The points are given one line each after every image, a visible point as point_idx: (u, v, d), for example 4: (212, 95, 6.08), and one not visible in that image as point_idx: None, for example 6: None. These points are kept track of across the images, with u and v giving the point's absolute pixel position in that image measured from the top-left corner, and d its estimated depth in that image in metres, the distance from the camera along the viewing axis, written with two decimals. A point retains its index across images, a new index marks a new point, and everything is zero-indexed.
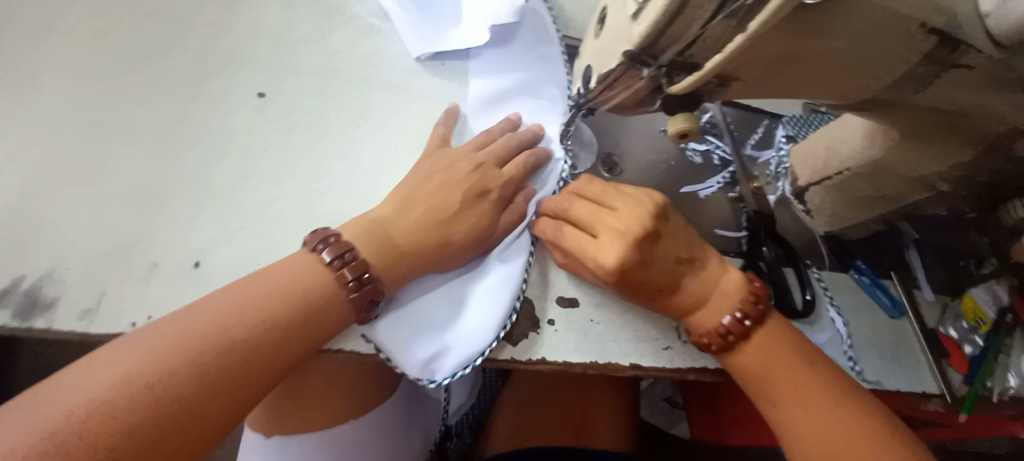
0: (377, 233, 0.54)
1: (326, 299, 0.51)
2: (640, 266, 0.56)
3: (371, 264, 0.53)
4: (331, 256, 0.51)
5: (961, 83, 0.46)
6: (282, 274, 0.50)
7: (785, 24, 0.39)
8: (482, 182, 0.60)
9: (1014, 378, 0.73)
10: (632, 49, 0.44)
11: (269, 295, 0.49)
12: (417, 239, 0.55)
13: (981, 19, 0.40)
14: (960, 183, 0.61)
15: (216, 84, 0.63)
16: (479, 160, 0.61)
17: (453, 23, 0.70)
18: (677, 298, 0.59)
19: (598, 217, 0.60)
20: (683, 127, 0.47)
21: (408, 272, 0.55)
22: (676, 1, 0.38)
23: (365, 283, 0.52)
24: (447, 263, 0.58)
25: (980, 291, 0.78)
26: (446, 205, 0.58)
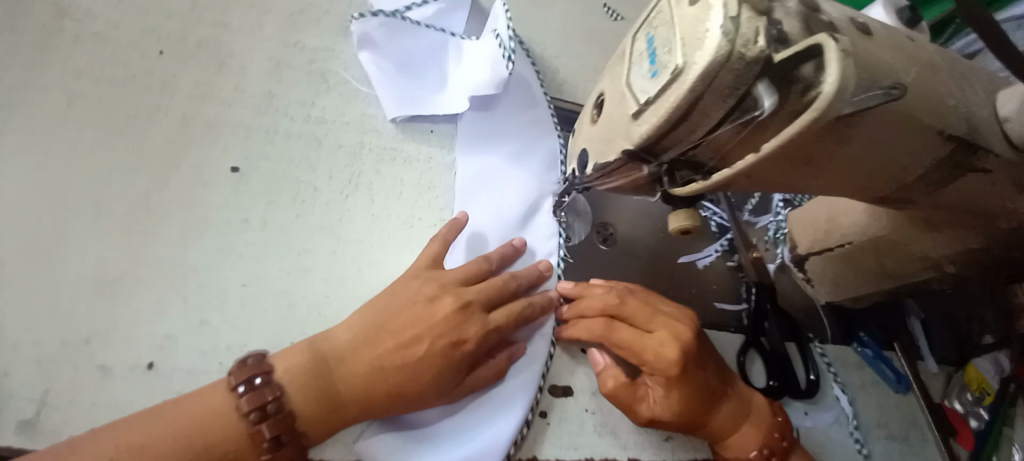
0: (317, 368, 0.47)
1: (238, 449, 0.43)
2: (691, 389, 0.54)
3: (303, 415, 0.46)
4: (249, 408, 0.44)
5: (977, 184, 0.44)
6: (185, 416, 0.43)
7: (827, 134, 0.36)
8: (456, 331, 0.51)
9: (1019, 452, 0.67)
10: (632, 147, 0.40)
11: (166, 445, 0.41)
12: (370, 390, 0.48)
13: (999, 123, 0.42)
14: (969, 265, 0.58)
15: (196, 152, 0.57)
16: (463, 298, 0.53)
17: (439, 87, 0.68)
18: (721, 416, 0.56)
19: (637, 327, 0.56)
20: (686, 225, 0.44)
21: (347, 422, 0.48)
22: (682, 108, 0.35)
23: (287, 442, 0.44)
24: (408, 410, 0.50)
25: (984, 361, 0.73)
26: (406, 354, 0.49)
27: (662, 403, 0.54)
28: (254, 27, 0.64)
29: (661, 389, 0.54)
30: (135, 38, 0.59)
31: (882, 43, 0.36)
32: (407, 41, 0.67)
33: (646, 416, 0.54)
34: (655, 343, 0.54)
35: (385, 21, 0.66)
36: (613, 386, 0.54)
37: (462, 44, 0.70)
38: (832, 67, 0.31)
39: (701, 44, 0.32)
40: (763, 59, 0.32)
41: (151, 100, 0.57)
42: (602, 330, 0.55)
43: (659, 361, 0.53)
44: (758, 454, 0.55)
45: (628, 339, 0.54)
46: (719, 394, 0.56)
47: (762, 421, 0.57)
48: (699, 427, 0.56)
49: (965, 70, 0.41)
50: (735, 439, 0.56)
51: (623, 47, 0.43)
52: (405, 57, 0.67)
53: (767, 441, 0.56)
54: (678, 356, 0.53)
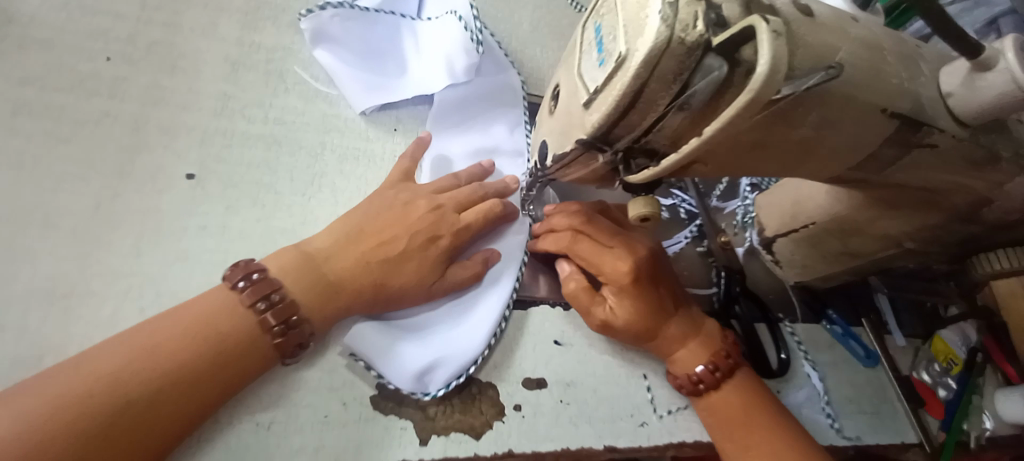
0: (309, 265, 0.50)
1: (249, 338, 0.46)
2: (645, 301, 0.57)
3: (302, 303, 0.48)
4: (253, 299, 0.46)
5: (926, 160, 0.45)
6: (195, 312, 0.45)
7: (760, 124, 0.37)
8: (435, 227, 0.56)
9: (989, 420, 0.74)
10: (586, 137, 0.40)
11: (181, 337, 0.44)
12: (357, 282, 0.51)
13: (943, 99, 0.42)
14: (928, 241, 0.60)
15: (150, 158, 0.55)
16: (437, 202, 0.57)
17: (401, 71, 0.68)
18: (674, 329, 0.58)
19: (600, 243, 0.59)
20: (645, 212, 0.44)
21: (340, 313, 0.51)
22: (629, 96, 0.35)
23: (294, 326, 0.47)
24: (392, 304, 0.53)
25: (949, 332, 0.77)
26: (390, 249, 0.53)
27: (617, 309, 0.57)
28: (208, 27, 0.63)
29: (618, 294, 0.57)
30: (81, 41, 0.57)
31: (826, 25, 0.37)
32: (362, 27, 0.66)
33: (600, 319, 0.57)
34: (614, 256, 0.58)
35: (335, 12, 0.64)
36: (574, 288, 0.58)
37: (418, 25, 0.70)
38: (765, 47, 0.30)
39: (642, 31, 0.33)
40: (703, 44, 0.32)
41: (100, 105, 0.56)
42: (568, 243, 0.60)
43: (615, 272, 0.58)
44: (702, 370, 0.56)
45: (589, 249, 0.59)
46: (675, 309, 0.59)
47: (713, 339, 0.59)
48: (652, 341, 0.58)
49: (911, 49, 0.42)
50: (682, 355, 0.58)
51: (575, 37, 0.43)
52: (365, 45, 0.67)
53: (711, 357, 0.57)
54: (632, 267, 0.57)
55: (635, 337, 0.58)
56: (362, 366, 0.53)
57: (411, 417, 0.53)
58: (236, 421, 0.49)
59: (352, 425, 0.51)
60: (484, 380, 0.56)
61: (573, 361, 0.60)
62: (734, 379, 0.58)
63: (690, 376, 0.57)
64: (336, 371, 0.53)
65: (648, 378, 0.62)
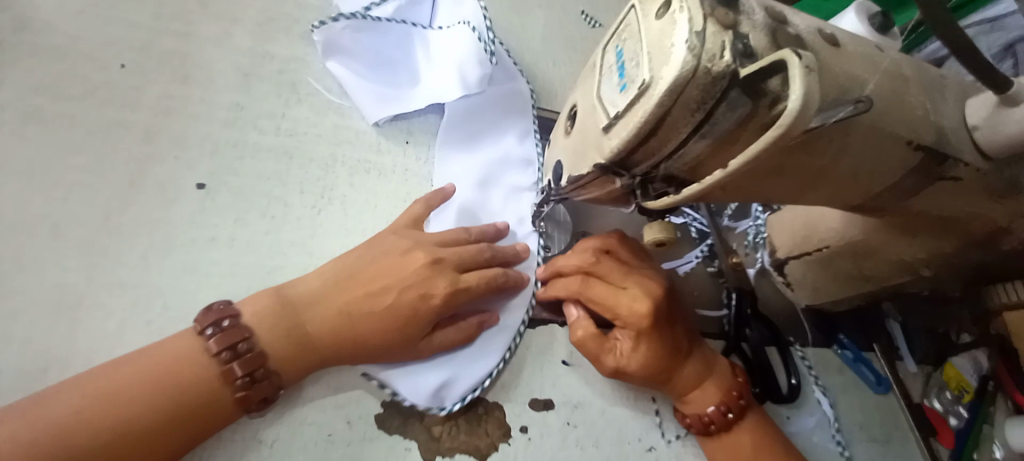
0: (286, 312, 0.49)
1: (210, 388, 0.45)
2: (659, 341, 0.55)
3: (272, 354, 0.47)
4: (219, 347, 0.45)
5: (949, 191, 0.44)
6: (157, 359, 0.44)
7: (782, 152, 0.36)
8: (427, 284, 0.52)
9: (1000, 450, 0.68)
10: (604, 162, 0.40)
11: (138, 385, 0.43)
12: (336, 335, 0.49)
13: (968, 131, 0.42)
14: (943, 268, 0.59)
15: (161, 169, 0.55)
16: (437, 254, 0.54)
17: (413, 80, 0.68)
18: (686, 371, 0.56)
19: (613, 282, 0.57)
20: (660, 237, 0.44)
21: (318, 364, 0.49)
22: (651, 123, 0.34)
23: (260, 379, 0.46)
24: (372, 357, 0.51)
25: (962, 359, 0.75)
26: (376, 303, 0.50)
27: (629, 356, 0.55)
28: (223, 37, 0.62)
29: (630, 340, 0.55)
30: (96, 51, 0.57)
31: (851, 55, 0.36)
32: (373, 38, 0.66)
33: (613, 366, 0.55)
34: (629, 299, 0.55)
35: (346, 24, 0.64)
36: (582, 335, 0.56)
37: (428, 33, 0.69)
38: (797, 82, 0.29)
39: (667, 59, 0.32)
40: (729, 73, 0.32)
41: (112, 114, 0.55)
42: (579, 286, 0.57)
43: (630, 315, 0.55)
44: (714, 411, 0.55)
45: (602, 292, 0.56)
46: (688, 351, 0.57)
47: (725, 379, 0.57)
48: (665, 383, 0.57)
49: (935, 79, 0.42)
50: (695, 395, 0.57)
51: (594, 59, 0.42)
52: (375, 55, 0.66)
53: (725, 398, 0.56)
54: (648, 309, 0.54)
55: (649, 380, 0.56)
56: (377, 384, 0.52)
57: (417, 438, 0.52)
58: (241, 438, 0.48)
59: (357, 444, 0.50)
60: (490, 400, 0.55)
61: (582, 381, 0.59)
62: (745, 421, 0.56)
63: (702, 417, 0.56)
64: (342, 387, 0.52)
65: (656, 402, 0.61)
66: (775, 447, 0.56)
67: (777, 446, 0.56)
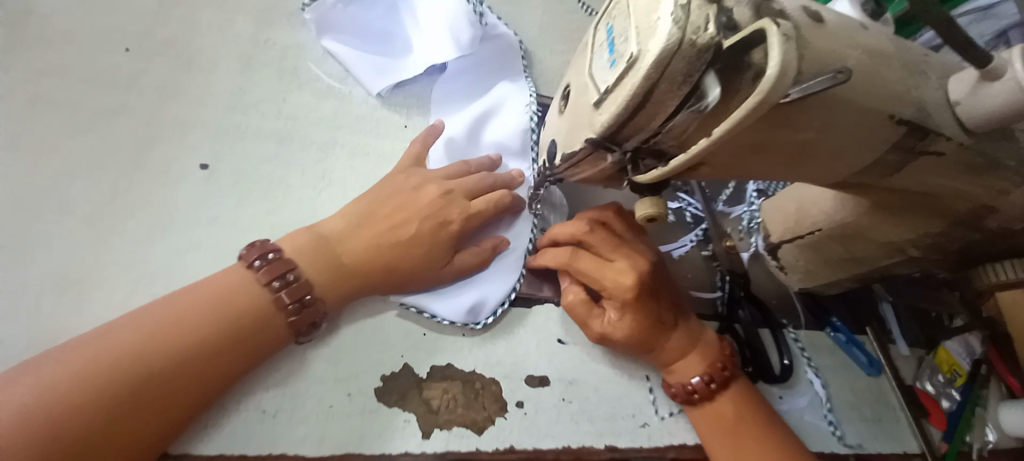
0: (321, 246, 0.51)
1: (265, 315, 0.47)
2: (643, 312, 0.57)
3: (315, 282, 0.49)
4: (269, 278, 0.47)
5: (932, 168, 0.45)
6: (212, 290, 0.46)
7: (766, 121, 0.37)
8: (442, 214, 0.56)
9: (993, 432, 0.74)
10: (595, 137, 0.41)
11: (198, 313, 0.45)
12: (369, 262, 0.52)
13: (950, 107, 0.43)
14: (932, 248, 0.60)
15: (164, 149, 0.56)
16: (446, 187, 0.57)
17: (406, 49, 0.70)
18: (669, 343, 0.58)
19: (603, 256, 0.58)
20: (651, 213, 0.45)
21: (355, 292, 0.52)
22: (639, 96, 0.35)
23: (309, 304, 0.48)
24: (406, 285, 0.55)
25: (955, 342, 0.77)
26: (400, 233, 0.53)
27: (616, 323, 0.56)
28: (224, 23, 0.64)
29: (616, 309, 0.57)
30: (100, 34, 0.59)
31: (833, 31, 0.37)
32: (361, 11, 0.68)
33: (599, 332, 0.57)
34: (615, 271, 0.57)
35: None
36: (573, 300, 0.58)
37: (414, 1, 0.70)
38: (775, 50, 0.30)
39: (653, 32, 0.33)
40: (713, 46, 0.33)
41: (116, 96, 0.57)
42: (568, 257, 0.58)
43: (616, 287, 0.56)
44: (698, 381, 0.57)
45: (589, 264, 0.57)
46: (673, 321, 0.59)
47: (710, 349, 0.59)
48: (650, 352, 0.58)
49: (918, 56, 0.43)
50: (679, 365, 0.59)
51: (586, 38, 0.44)
52: (366, 27, 0.68)
53: (709, 369, 0.57)
54: (634, 283, 0.56)
55: (634, 347, 0.58)
56: (413, 312, 0.57)
57: (415, 411, 0.53)
58: (243, 409, 0.49)
59: (356, 416, 0.52)
60: (486, 375, 0.57)
61: (576, 359, 0.60)
62: (729, 390, 0.58)
63: (685, 386, 0.57)
64: (342, 361, 0.53)
65: (650, 380, 0.62)
66: (754, 418, 0.57)
67: (757, 419, 0.57)
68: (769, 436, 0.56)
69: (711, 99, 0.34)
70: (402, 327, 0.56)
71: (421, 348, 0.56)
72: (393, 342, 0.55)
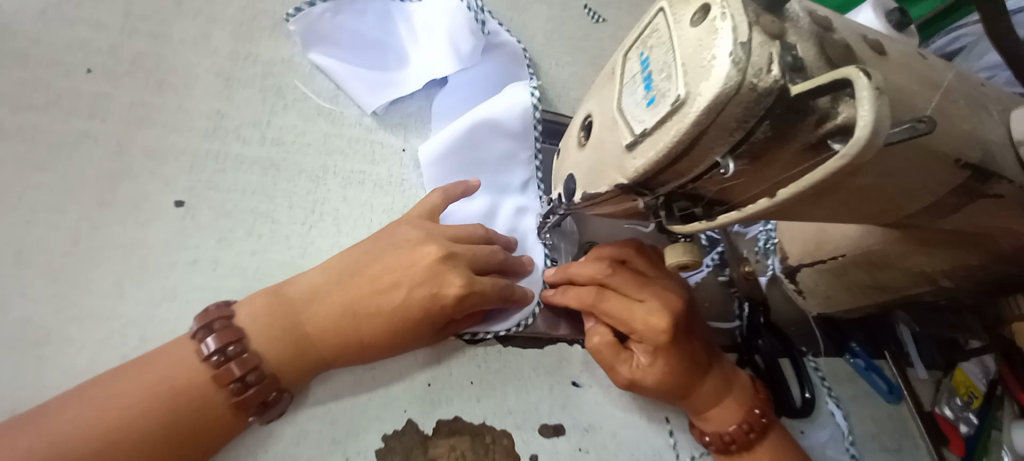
0: (287, 315, 0.46)
1: (205, 392, 0.42)
2: (677, 355, 0.52)
3: (267, 356, 0.44)
4: (212, 350, 0.43)
5: (988, 209, 0.41)
6: (152, 366, 0.42)
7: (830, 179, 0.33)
8: (439, 281, 0.48)
9: (1009, 455, 0.69)
10: (625, 182, 0.36)
11: (133, 395, 0.40)
12: (339, 335, 0.46)
13: (1014, 147, 0.39)
14: (963, 280, 0.57)
15: (135, 185, 0.50)
16: (450, 249, 0.50)
17: (402, 61, 0.64)
18: (702, 387, 0.54)
19: (631, 295, 0.52)
20: (684, 260, 0.41)
21: (319, 363, 0.47)
22: (684, 143, 0.31)
23: (254, 383, 0.43)
24: (381, 356, 0.49)
25: (970, 364, 0.75)
26: (380, 303, 0.47)
27: (647, 369, 0.52)
28: (202, 37, 0.57)
29: (647, 354, 0.52)
30: (58, 52, 0.52)
31: (895, 65, 0.34)
32: (353, 20, 0.62)
33: (627, 378, 0.52)
34: (645, 313, 0.51)
35: (325, 7, 0.60)
36: (599, 342, 0.52)
37: (409, 7, 0.65)
38: (865, 106, 0.25)
39: (706, 73, 0.28)
40: (776, 90, 0.28)
41: (77, 124, 0.50)
42: (593, 298, 0.52)
43: (648, 330, 0.51)
44: (736, 429, 0.53)
45: (618, 307, 0.52)
46: (705, 365, 0.54)
47: (743, 394, 0.55)
48: (684, 398, 0.54)
49: (976, 89, 0.39)
50: (715, 413, 0.54)
51: (614, 65, 0.39)
52: (358, 37, 0.62)
53: (746, 416, 0.54)
54: (667, 325, 0.50)
55: (667, 393, 0.53)
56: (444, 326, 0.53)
57: None
58: None
59: None
60: (498, 427, 0.52)
61: (591, 403, 0.56)
62: (766, 440, 0.54)
63: (723, 436, 0.54)
64: (339, 420, 0.48)
65: (670, 422, 0.58)
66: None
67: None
68: None
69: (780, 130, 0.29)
70: (404, 380, 0.51)
71: (426, 400, 0.51)
72: (395, 396, 0.51)
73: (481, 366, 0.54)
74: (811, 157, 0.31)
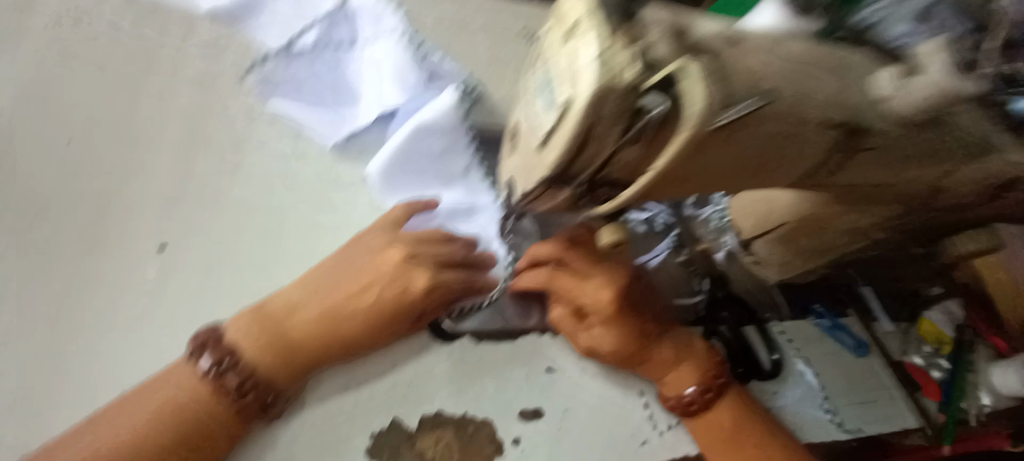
0: (270, 324, 0.51)
1: (206, 403, 0.47)
2: (631, 325, 0.58)
3: (260, 365, 0.50)
4: (208, 366, 0.48)
5: (874, 160, 0.47)
6: (160, 384, 0.48)
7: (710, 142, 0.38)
8: (404, 280, 0.54)
9: (988, 395, 0.78)
10: (546, 175, 0.41)
11: (147, 411, 0.46)
12: (322, 337, 0.52)
13: (880, 104, 0.43)
14: (890, 229, 0.63)
15: (122, 238, 0.56)
16: (414, 250, 0.56)
17: (354, 98, 0.70)
18: (658, 354, 0.59)
19: (583, 274, 0.58)
20: (615, 239, 0.46)
21: (307, 368, 0.52)
22: (577, 137, 0.36)
23: (250, 390, 0.49)
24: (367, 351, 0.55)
25: (934, 313, 0.81)
26: (356, 304, 0.53)
27: (600, 338, 0.58)
28: (170, 100, 0.64)
29: (601, 326, 0.58)
30: (44, 130, 0.58)
31: (757, 44, 0.39)
32: (303, 68, 0.68)
33: (585, 346, 0.59)
34: (594, 289, 0.58)
35: (275, 63, 0.67)
36: (560, 316, 0.60)
37: (356, 50, 0.71)
38: (696, 92, 0.35)
39: (578, 81, 0.34)
40: (638, 84, 0.34)
41: (68, 190, 0.57)
42: (548, 278, 0.59)
43: (596, 304, 0.57)
44: (692, 391, 0.58)
45: (570, 284, 0.58)
46: (659, 332, 0.60)
47: (699, 359, 0.60)
48: (641, 365, 0.60)
49: (856, 55, 0.44)
50: (672, 377, 0.59)
51: (524, 79, 0.45)
52: (307, 82, 0.68)
53: (702, 378, 0.58)
54: (613, 298, 0.57)
55: (624, 360, 0.59)
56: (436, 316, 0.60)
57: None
58: None
59: None
60: (478, 417, 0.56)
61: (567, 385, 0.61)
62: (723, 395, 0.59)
63: (681, 398, 0.58)
64: (329, 427, 0.53)
65: (644, 395, 0.63)
66: (749, 417, 0.58)
67: (751, 419, 0.58)
68: (769, 430, 0.58)
69: (655, 111, 0.35)
70: (383, 385, 0.56)
71: (408, 399, 0.56)
72: (378, 399, 0.55)
73: (458, 363, 0.59)
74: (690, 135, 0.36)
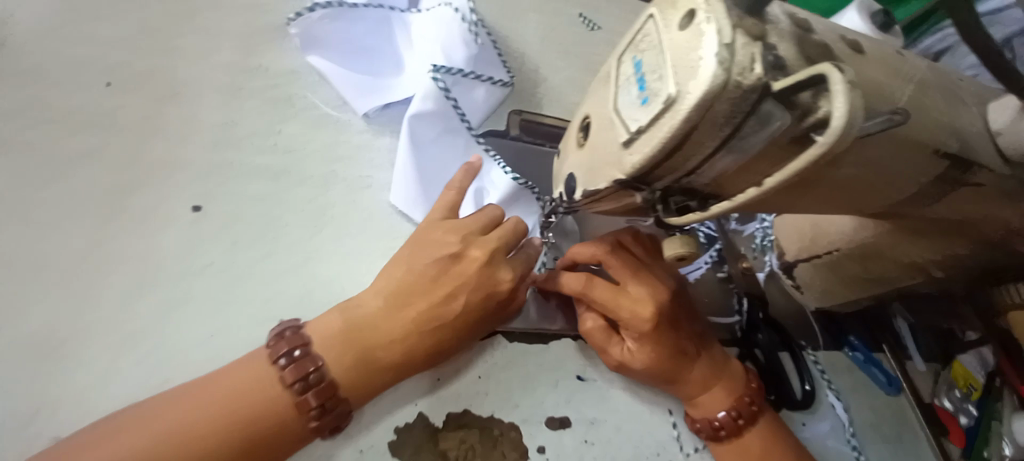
0: (356, 334, 0.47)
1: (285, 418, 0.44)
2: (667, 340, 0.54)
3: (342, 382, 0.46)
4: (293, 379, 0.44)
5: (969, 198, 0.45)
6: (235, 386, 0.43)
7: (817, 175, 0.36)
8: (487, 285, 0.51)
9: (1009, 446, 0.66)
10: (624, 178, 0.38)
11: (219, 419, 0.42)
12: (408, 349, 0.48)
13: (994, 137, 0.43)
14: (953, 268, 0.59)
15: (148, 193, 0.53)
16: (492, 251, 0.52)
17: (397, 68, 0.67)
18: (692, 375, 0.56)
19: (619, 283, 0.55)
20: (682, 252, 0.42)
21: (385, 385, 0.48)
22: (676, 139, 0.33)
23: (331, 408, 0.45)
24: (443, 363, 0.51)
25: (968, 356, 0.73)
26: (442, 314, 0.49)
27: (634, 352, 0.54)
28: (210, 53, 0.60)
29: (636, 339, 0.54)
30: (77, 70, 0.55)
31: (871, 60, 0.36)
32: (351, 26, 0.65)
33: (617, 360, 0.55)
34: (631, 301, 0.53)
35: (323, 13, 0.62)
36: (591, 326, 0.55)
37: (408, 17, 0.68)
38: (839, 98, 0.28)
39: (694, 73, 0.31)
40: (760, 87, 0.30)
41: (96, 135, 0.53)
42: (582, 284, 0.54)
43: (633, 319, 0.53)
44: (724, 415, 0.55)
45: (606, 293, 0.53)
46: (695, 351, 0.56)
47: (733, 383, 0.57)
48: (672, 382, 0.56)
49: (954, 85, 0.43)
50: (704, 398, 0.56)
51: (608, 69, 0.41)
52: (353, 44, 0.65)
53: (735, 403, 0.56)
54: (651, 313, 0.53)
55: (653, 377, 0.56)
56: None
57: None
58: None
59: None
60: (504, 420, 0.54)
61: (594, 397, 0.58)
62: (757, 424, 0.56)
63: (711, 422, 0.56)
64: (350, 416, 0.50)
65: (673, 414, 0.60)
66: None
67: None
68: None
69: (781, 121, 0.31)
70: (413, 378, 0.53)
71: (434, 395, 0.53)
72: (404, 392, 0.53)
73: (487, 362, 0.56)
74: (800, 149, 0.33)
